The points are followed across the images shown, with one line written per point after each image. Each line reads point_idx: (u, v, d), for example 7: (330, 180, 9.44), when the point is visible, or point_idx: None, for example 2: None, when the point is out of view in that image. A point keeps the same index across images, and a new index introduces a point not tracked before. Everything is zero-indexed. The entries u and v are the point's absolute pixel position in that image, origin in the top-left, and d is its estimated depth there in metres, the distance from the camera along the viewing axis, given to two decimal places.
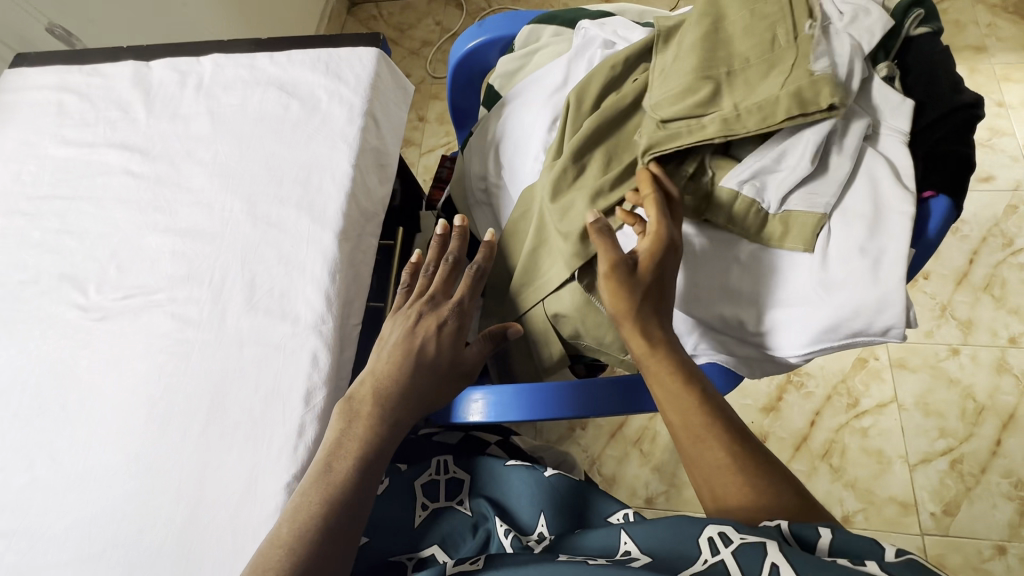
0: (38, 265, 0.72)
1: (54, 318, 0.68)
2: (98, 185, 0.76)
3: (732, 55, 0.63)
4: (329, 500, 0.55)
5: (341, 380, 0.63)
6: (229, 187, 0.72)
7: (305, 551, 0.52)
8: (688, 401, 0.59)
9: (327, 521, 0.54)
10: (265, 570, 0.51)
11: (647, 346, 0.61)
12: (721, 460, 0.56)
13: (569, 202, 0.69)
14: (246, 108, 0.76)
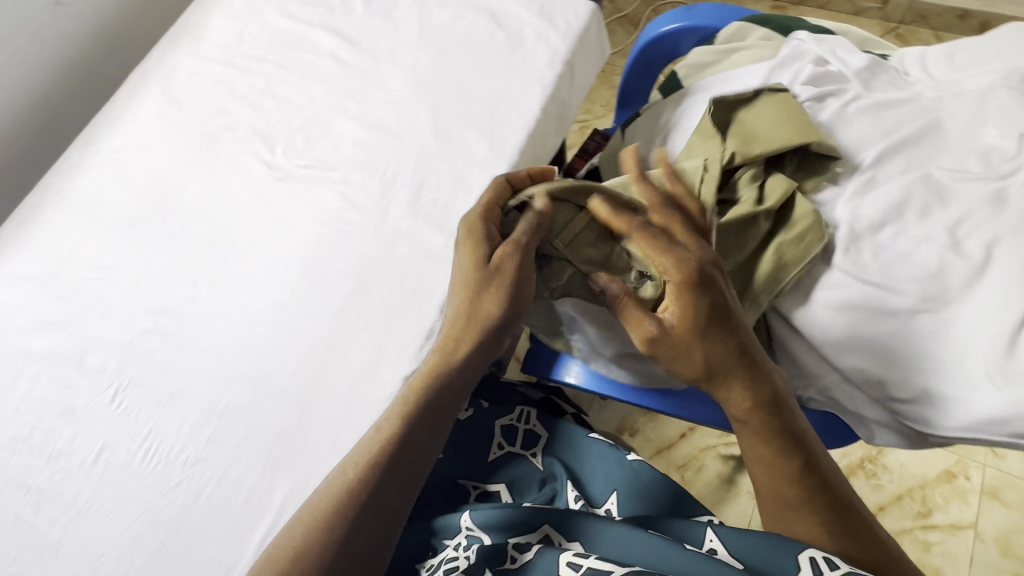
0: (237, 116, 0.79)
1: (240, 165, 0.75)
2: (304, 60, 0.82)
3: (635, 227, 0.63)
4: (398, 436, 0.54)
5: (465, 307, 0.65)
6: (420, 96, 0.75)
7: (382, 469, 0.52)
8: (775, 446, 0.56)
9: (403, 461, 0.53)
10: (345, 476, 0.52)
11: (734, 383, 0.56)
12: (807, 506, 0.55)
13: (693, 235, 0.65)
14: (455, 28, 0.79)
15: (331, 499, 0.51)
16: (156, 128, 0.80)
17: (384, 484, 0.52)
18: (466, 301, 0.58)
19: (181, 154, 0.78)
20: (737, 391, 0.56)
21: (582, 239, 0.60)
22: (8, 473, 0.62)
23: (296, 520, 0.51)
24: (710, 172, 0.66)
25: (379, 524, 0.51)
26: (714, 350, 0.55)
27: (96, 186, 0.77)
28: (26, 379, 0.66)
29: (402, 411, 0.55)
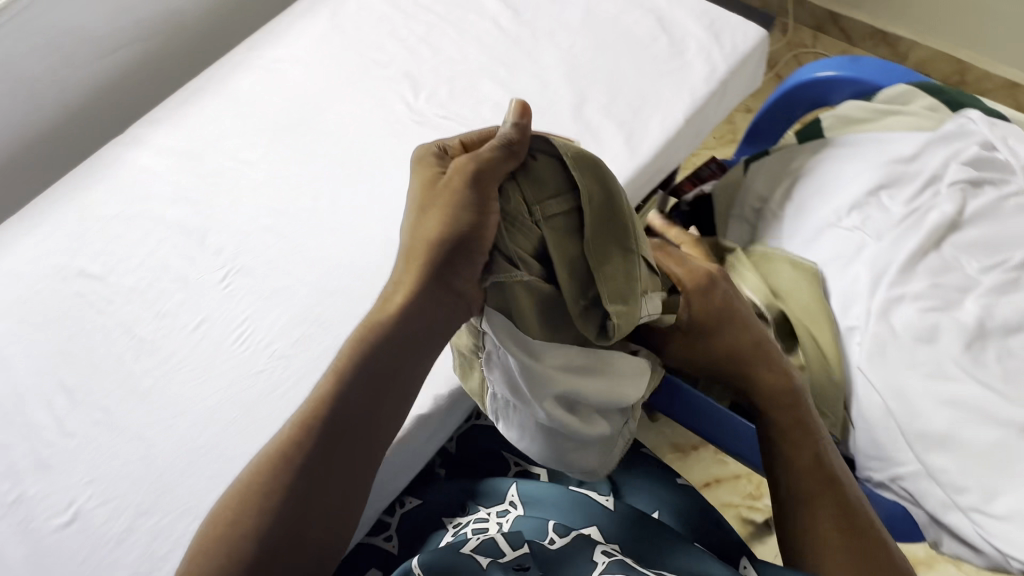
0: (391, 55, 0.83)
1: (383, 101, 0.79)
2: (466, 18, 0.84)
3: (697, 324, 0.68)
4: (327, 422, 0.45)
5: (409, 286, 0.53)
6: (569, 78, 0.76)
7: (312, 455, 0.45)
8: (800, 457, 0.54)
9: (342, 451, 0.45)
10: (276, 464, 0.44)
11: (751, 383, 0.57)
12: (836, 524, 0.52)
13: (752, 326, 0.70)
14: (619, 22, 0.79)
15: (261, 487, 0.44)
16: (316, 47, 0.85)
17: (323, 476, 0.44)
18: (406, 257, 0.48)
19: (332, 77, 0.82)
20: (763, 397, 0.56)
21: (564, 220, 0.48)
22: (119, 317, 0.68)
23: (229, 499, 0.44)
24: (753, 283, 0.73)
25: (319, 523, 0.44)
26: (738, 355, 0.56)
27: (252, 86, 0.82)
28: (154, 241, 0.72)
29: (330, 392, 0.46)
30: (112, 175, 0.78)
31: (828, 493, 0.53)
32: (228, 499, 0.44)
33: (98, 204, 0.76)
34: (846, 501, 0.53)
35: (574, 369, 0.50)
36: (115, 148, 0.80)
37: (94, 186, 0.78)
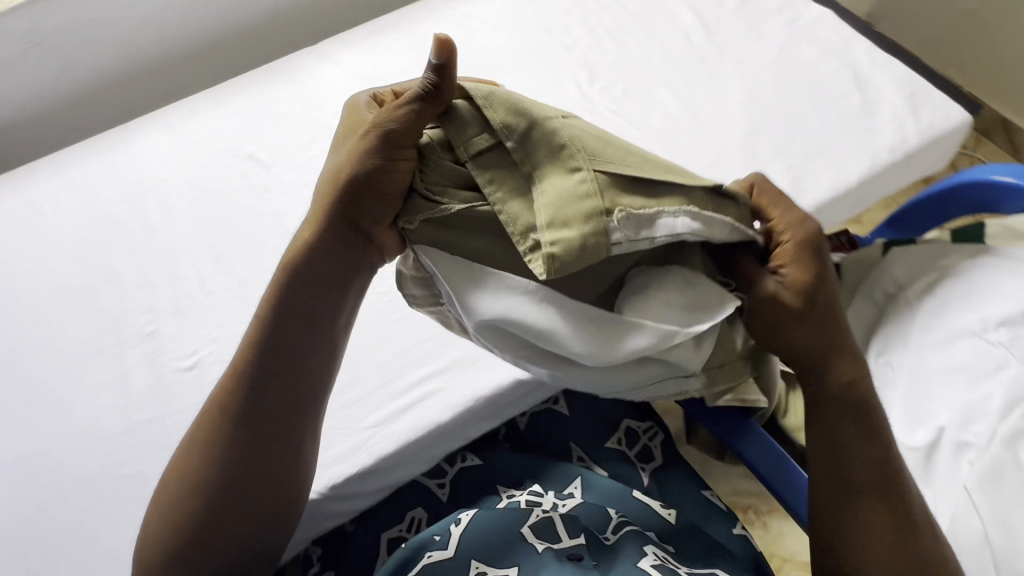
0: (576, 39, 0.84)
1: (557, 81, 0.81)
2: (658, 23, 0.84)
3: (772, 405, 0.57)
4: (244, 388, 0.48)
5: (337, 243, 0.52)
6: (746, 108, 0.75)
7: (241, 420, 0.48)
8: (850, 456, 0.44)
9: (269, 395, 0.48)
10: (210, 439, 0.48)
11: (815, 348, 0.44)
12: (890, 549, 0.43)
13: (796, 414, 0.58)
14: (813, 69, 0.77)
15: (207, 430, 0.48)
16: (507, 14, 0.88)
17: (253, 414, 0.48)
18: (316, 215, 0.47)
19: (515, 46, 0.85)
20: (827, 372, 0.45)
21: (493, 161, 0.41)
22: (273, 206, 0.74)
23: (183, 448, 0.49)
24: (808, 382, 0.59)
25: (262, 458, 0.48)
26: (811, 318, 0.43)
27: (439, 34, 0.87)
28: (319, 148, 0.78)
29: (256, 339, 0.48)
30: (297, 79, 0.84)
31: (876, 503, 0.43)
32: (184, 445, 0.49)
33: (279, 101, 0.83)
34: (899, 512, 0.43)
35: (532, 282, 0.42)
36: (306, 55, 0.87)
37: (281, 84, 0.85)
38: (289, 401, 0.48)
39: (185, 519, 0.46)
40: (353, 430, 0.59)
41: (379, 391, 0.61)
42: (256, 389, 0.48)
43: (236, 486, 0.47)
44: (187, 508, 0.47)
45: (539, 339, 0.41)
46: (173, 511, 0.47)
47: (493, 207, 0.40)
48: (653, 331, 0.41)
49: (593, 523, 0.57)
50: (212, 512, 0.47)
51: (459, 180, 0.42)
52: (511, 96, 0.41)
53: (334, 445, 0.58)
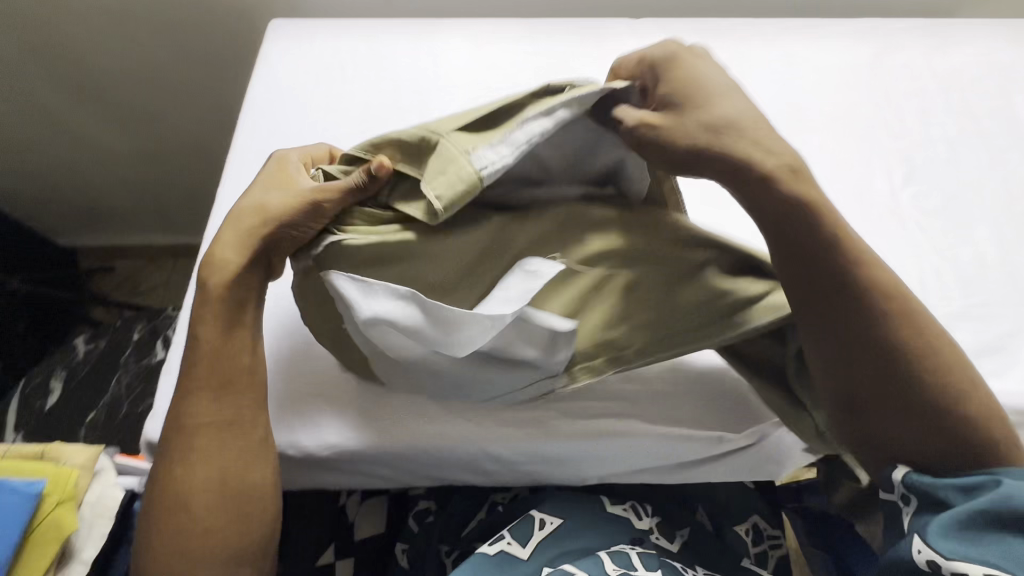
0: (906, 130, 0.76)
1: (868, 163, 0.73)
2: (1007, 152, 0.74)
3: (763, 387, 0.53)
4: (193, 425, 0.50)
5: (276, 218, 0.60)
6: None
7: (208, 449, 0.50)
8: (856, 346, 0.47)
9: (224, 405, 0.51)
10: (188, 487, 0.49)
11: (808, 218, 0.48)
12: (895, 424, 0.47)
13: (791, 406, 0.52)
14: None
15: (175, 465, 0.50)
16: (841, 70, 0.81)
17: (217, 428, 0.51)
18: (223, 253, 0.53)
19: (836, 107, 0.78)
20: (831, 247, 0.48)
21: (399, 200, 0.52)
22: None
23: (156, 496, 0.50)
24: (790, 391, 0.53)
25: (232, 463, 0.50)
26: (780, 178, 0.48)
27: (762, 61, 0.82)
28: None
29: (209, 370, 0.51)
30: (607, 50, 0.83)
31: (885, 389, 0.47)
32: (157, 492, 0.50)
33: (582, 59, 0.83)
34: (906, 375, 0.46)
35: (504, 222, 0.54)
36: (623, 31, 0.85)
37: (589, 43, 0.84)
38: (236, 401, 0.52)
39: (187, 550, 0.48)
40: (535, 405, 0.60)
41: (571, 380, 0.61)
42: (211, 399, 0.51)
43: (213, 498, 0.49)
44: (185, 537, 0.48)
45: (463, 317, 0.49)
46: (171, 545, 0.48)
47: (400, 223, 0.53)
48: (479, 325, 0.48)
49: (670, 556, 0.58)
50: (210, 527, 0.49)
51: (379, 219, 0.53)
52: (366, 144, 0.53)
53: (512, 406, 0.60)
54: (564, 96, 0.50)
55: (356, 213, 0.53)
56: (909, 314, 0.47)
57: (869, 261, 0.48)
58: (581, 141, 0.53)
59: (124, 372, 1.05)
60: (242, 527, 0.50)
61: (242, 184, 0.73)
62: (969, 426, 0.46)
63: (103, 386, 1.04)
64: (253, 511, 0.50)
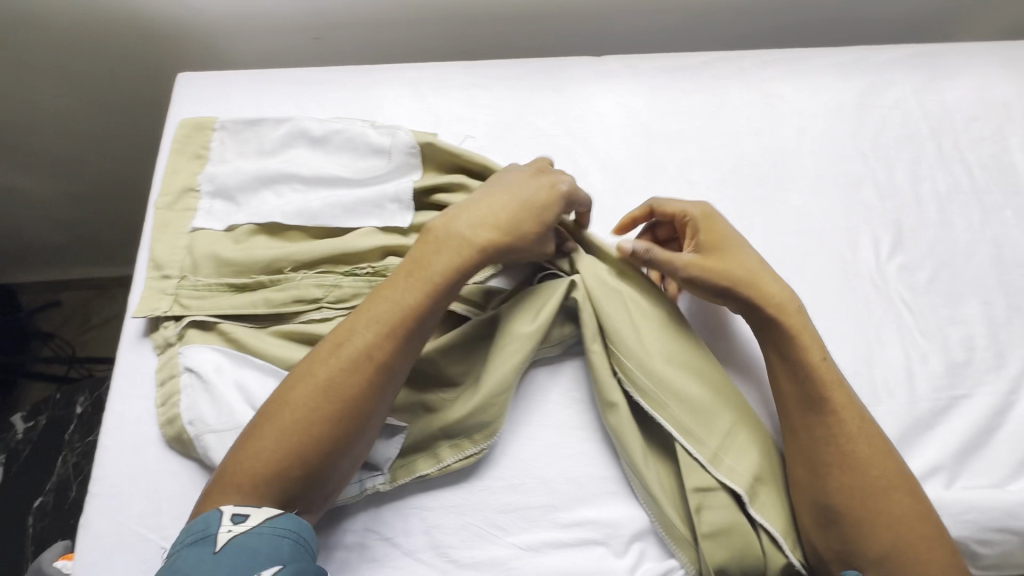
0: (893, 185, 0.70)
1: (851, 230, 0.67)
2: (1000, 211, 0.69)
3: (620, 417, 0.55)
4: (371, 355, 0.51)
5: (225, 191, 0.66)
6: None
7: (352, 389, 0.50)
8: (834, 479, 0.51)
9: (393, 357, 0.52)
10: (324, 404, 0.49)
11: (813, 397, 0.53)
12: (865, 539, 0.49)
13: (704, 516, 0.53)
14: None
15: (336, 370, 0.50)
16: (826, 116, 0.73)
17: (378, 373, 0.51)
18: (487, 238, 0.56)
19: (819, 162, 0.71)
20: (824, 391, 0.53)
21: (221, 285, 0.60)
22: None
23: (300, 384, 0.50)
24: (621, 412, 0.55)
25: (374, 403, 0.51)
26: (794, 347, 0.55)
27: (739, 107, 0.73)
28: None
29: (393, 321, 0.52)
30: (566, 93, 0.74)
31: (872, 508, 0.50)
32: (309, 381, 0.50)
33: (538, 105, 0.73)
34: (895, 498, 0.50)
35: (261, 299, 0.60)
36: (586, 68, 0.75)
37: (546, 90, 0.74)
38: (401, 359, 0.52)
39: (296, 434, 0.48)
40: (497, 542, 0.54)
41: (537, 512, 0.55)
42: (387, 344, 0.51)
43: (332, 430, 0.49)
44: (303, 427, 0.49)
45: None
46: (289, 420, 0.49)
47: (260, 281, 0.60)
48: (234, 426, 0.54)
49: None
50: (327, 439, 0.49)
51: (226, 287, 0.60)
52: (188, 244, 0.64)
53: (471, 547, 0.54)
54: (288, 167, 0.67)
55: (212, 284, 0.61)
56: (890, 449, 0.52)
57: (870, 431, 0.53)
58: (342, 177, 0.67)
59: (70, 451, 0.98)
60: (341, 457, 0.50)
61: (143, 283, 0.64)
62: (912, 534, 0.49)
63: (48, 467, 0.97)
64: (344, 459, 0.50)
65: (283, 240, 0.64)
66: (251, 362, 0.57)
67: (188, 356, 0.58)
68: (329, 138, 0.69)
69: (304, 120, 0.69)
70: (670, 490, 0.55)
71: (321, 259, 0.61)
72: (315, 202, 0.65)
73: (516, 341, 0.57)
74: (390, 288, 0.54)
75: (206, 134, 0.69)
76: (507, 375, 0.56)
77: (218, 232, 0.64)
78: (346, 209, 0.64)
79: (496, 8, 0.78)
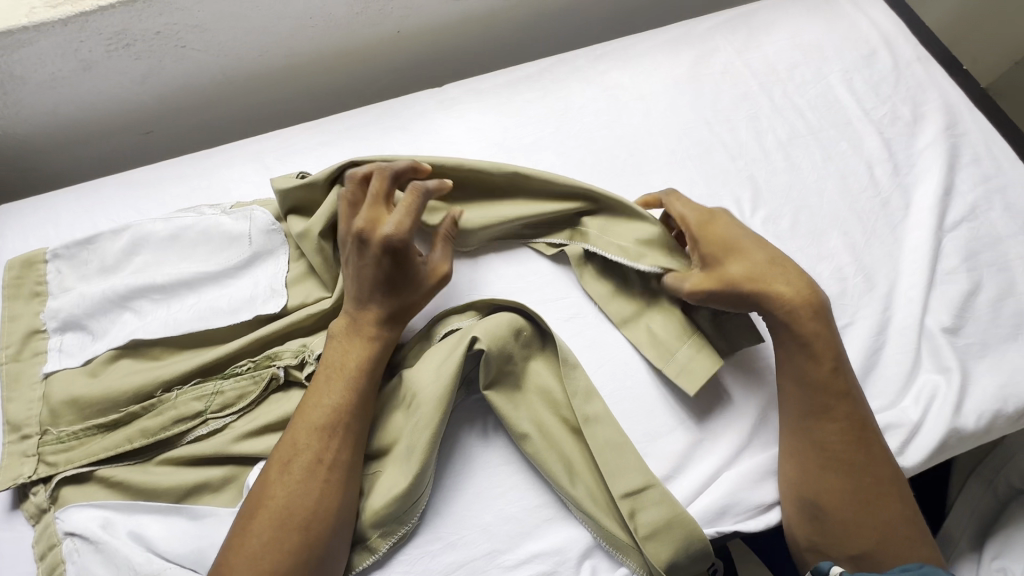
0: (741, 144, 0.73)
1: (714, 196, 0.70)
2: (838, 144, 0.74)
3: (537, 445, 0.56)
4: (323, 454, 0.51)
5: (76, 324, 0.60)
6: (928, 275, 0.65)
7: (312, 491, 0.49)
8: (827, 481, 0.53)
9: (345, 446, 0.51)
10: (287, 518, 0.48)
11: (822, 403, 0.54)
12: (842, 537, 0.53)
13: (639, 519, 0.53)
14: (1005, 249, 0.67)
15: (291, 481, 0.49)
16: (667, 95, 0.76)
17: (335, 467, 0.51)
18: (386, 309, 0.56)
19: (671, 139, 0.73)
20: (830, 399, 0.54)
21: (90, 428, 0.55)
22: None
23: (260, 507, 0.49)
24: (539, 441, 0.56)
25: (331, 499, 0.50)
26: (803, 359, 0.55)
27: (586, 105, 0.75)
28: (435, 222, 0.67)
29: (336, 413, 0.52)
30: (416, 130, 0.73)
31: (859, 509, 0.53)
32: (268, 501, 0.49)
33: (390, 149, 0.72)
34: (882, 505, 0.53)
35: (138, 432, 0.55)
36: (431, 102, 0.75)
37: (396, 132, 0.73)
38: (354, 445, 0.52)
39: (265, 561, 0.47)
40: None
41: (482, 562, 0.54)
42: (334, 437, 0.51)
43: (305, 539, 0.48)
44: (271, 552, 0.47)
45: (210, 525, 0.51)
46: (254, 550, 0.47)
47: (131, 413, 0.55)
48: None
49: None
50: (297, 554, 0.48)
51: (98, 428, 0.56)
52: (43, 393, 0.58)
53: None
54: (137, 278, 0.61)
55: (80, 431, 0.55)
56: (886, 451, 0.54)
57: (869, 429, 0.54)
58: (201, 276, 0.61)
59: None
60: (319, 565, 0.48)
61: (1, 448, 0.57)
62: (889, 530, 0.52)
63: None
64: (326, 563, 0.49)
65: (149, 359, 0.59)
66: (143, 503, 0.53)
67: (66, 520, 0.52)
68: (179, 237, 0.64)
69: (145, 224, 0.64)
70: (602, 504, 0.55)
71: (194, 370, 0.57)
72: (179, 312, 0.60)
73: (426, 399, 0.54)
74: (322, 384, 0.53)
75: (37, 267, 0.63)
76: (423, 438, 0.53)
77: (74, 370, 0.58)
78: (208, 309, 0.60)
79: (326, 62, 0.76)
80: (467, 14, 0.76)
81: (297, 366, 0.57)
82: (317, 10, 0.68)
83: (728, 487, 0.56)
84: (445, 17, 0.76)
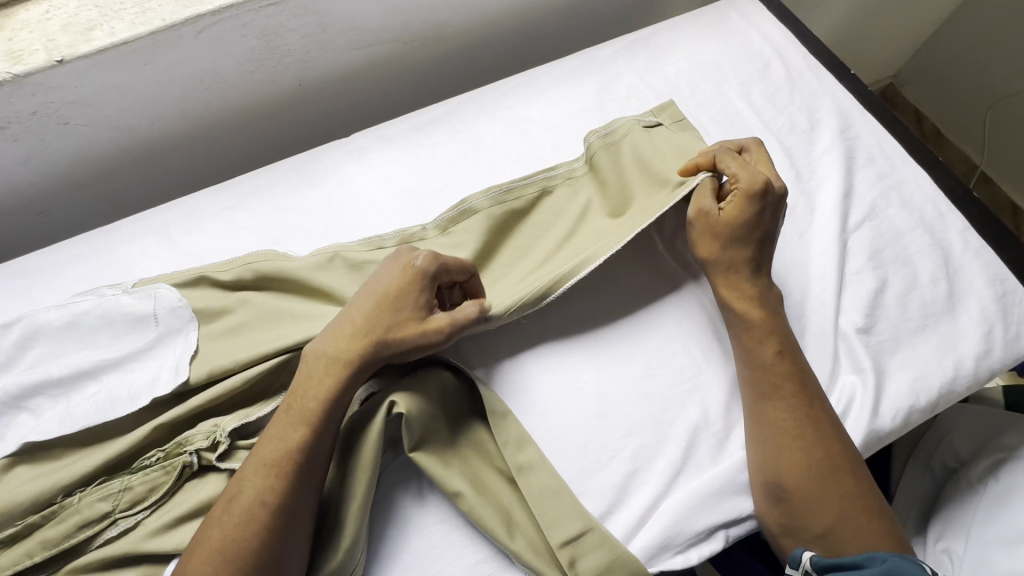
0: None
1: None
2: None
3: (470, 502, 0.54)
4: (272, 492, 0.48)
5: None
6: (836, 277, 0.67)
7: (258, 534, 0.47)
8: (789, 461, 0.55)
9: (296, 485, 0.49)
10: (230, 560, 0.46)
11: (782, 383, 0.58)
12: (809, 517, 0.54)
13: (579, 564, 0.53)
14: (904, 244, 0.70)
15: (236, 521, 0.47)
16: (575, 123, 0.77)
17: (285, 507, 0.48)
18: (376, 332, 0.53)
19: None
20: (781, 375, 0.58)
21: None
22: None
23: (203, 547, 0.47)
24: (473, 497, 0.54)
25: (276, 542, 0.47)
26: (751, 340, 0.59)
27: (495, 141, 0.75)
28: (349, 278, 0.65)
29: (289, 447, 0.49)
30: (326, 183, 0.71)
31: (819, 488, 0.54)
32: (212, 542, 0.46)
33: (299, 206, 0.70)
34: (834, 479, 0.54)
35: (39, 544, 0.51)
36: (339, 153, 0.74)
37: (305, 188, 0.71)
38: (306, 485, 0.49)
39: None
40: None
41: None
42: (286, 474, 0.49)
43: None
44: None
45: None
46: None
47: (31, 525, 0.51)
48: None
49: None
50: None
51: None
52: None
53: None
54: (31, 375, 0.57)
55: None
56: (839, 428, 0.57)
57: (819, 406, 0.57)
58: (103, 364, 0.58)
59: None
60: None
61: None
62: (851, 505, 0.54)
63: None
64: None
65: (50, 460, 0.55)
66: None
67: None
68: (76, 325, 0.60)
69: (38, 314, 0.60)
70: (543, 553, 0.54)
71: (98, 468, 0.53)
72: (80, 406, 0.56)
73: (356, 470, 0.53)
74: (282, 414, 0.51)
75: None
76: (354, 511, 0.51)
77: None
78: (110, 398, 0.57)
79: (226, 121, 0.74)
80: (367, 61, 0.76)
81: (210, 448, 0.54)
82: (208, 73, 0.67)
83: (666, 518, 0.55)
84: (345, 66, 0.75)
